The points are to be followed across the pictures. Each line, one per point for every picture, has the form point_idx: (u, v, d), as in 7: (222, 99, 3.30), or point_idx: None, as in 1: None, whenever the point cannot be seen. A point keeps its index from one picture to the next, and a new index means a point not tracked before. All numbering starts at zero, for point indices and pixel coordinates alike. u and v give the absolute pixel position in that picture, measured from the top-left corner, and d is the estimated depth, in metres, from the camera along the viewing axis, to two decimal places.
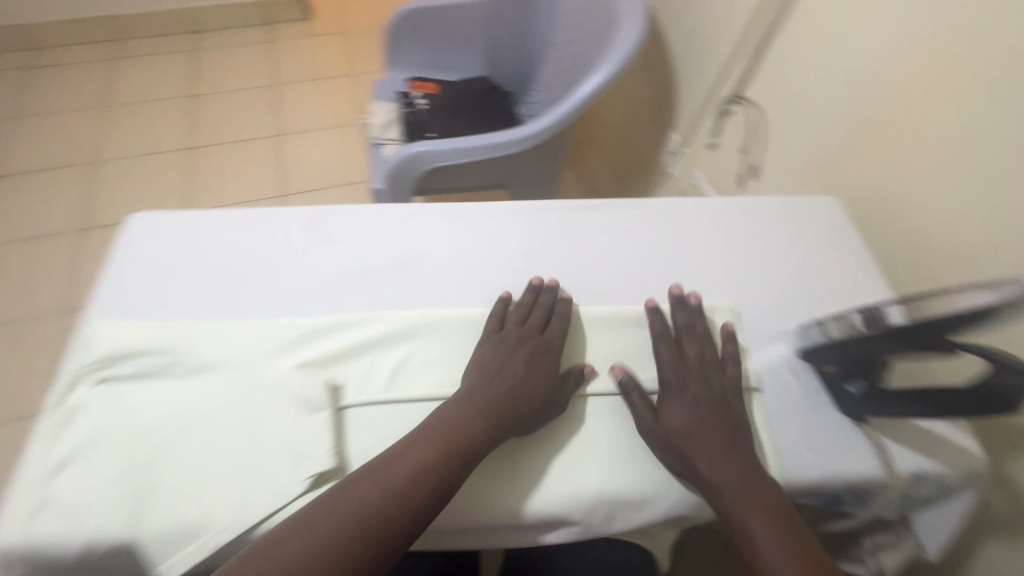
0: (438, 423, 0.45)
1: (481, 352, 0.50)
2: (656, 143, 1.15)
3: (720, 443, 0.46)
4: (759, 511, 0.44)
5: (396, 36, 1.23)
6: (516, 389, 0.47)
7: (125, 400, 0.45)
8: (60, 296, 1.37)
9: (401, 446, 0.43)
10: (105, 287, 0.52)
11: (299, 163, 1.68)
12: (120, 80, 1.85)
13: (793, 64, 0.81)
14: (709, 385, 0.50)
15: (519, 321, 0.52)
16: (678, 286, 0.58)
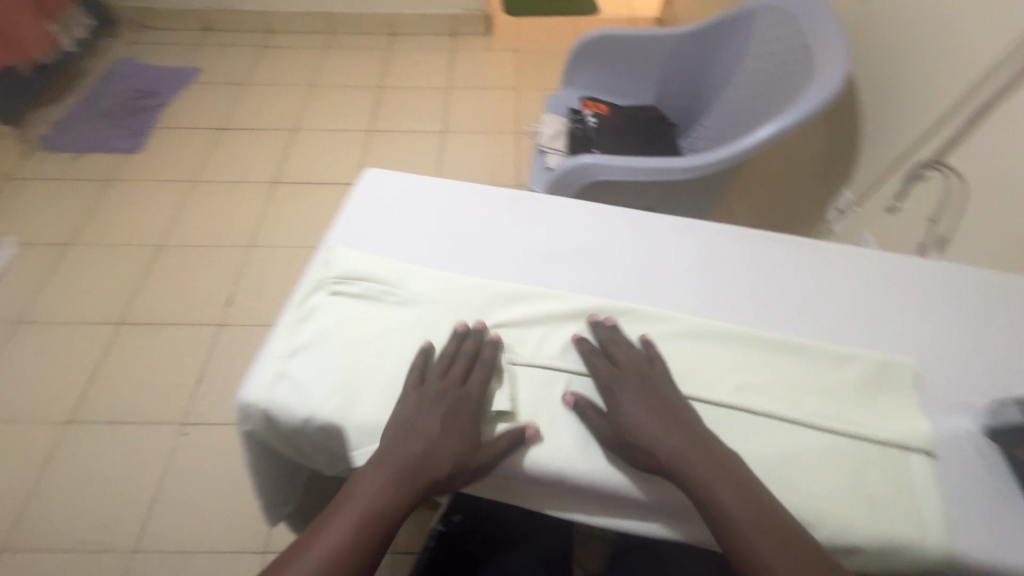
0: (356, 489, 0.44)
1: (399, 406, 0.48)
2: (822, 196, 1.11)
3: (654, 435, 0.46)
4: (720, 488, 0.43)
5: (578, 59, 1.32)
6: (432, 455, 0.45)
7: (349, 314, 0.54)
8: (247, 233, 1.62)
9: (341, 502, 0.44)
10: (342, 221, 0.63)
11: (454, 158, 1.84)
12: (327, 65, 2.16)
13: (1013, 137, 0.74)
14: (631, 383, 0.48)
15: (441, 375, 0.49)
16: (859, 331, 0.56)
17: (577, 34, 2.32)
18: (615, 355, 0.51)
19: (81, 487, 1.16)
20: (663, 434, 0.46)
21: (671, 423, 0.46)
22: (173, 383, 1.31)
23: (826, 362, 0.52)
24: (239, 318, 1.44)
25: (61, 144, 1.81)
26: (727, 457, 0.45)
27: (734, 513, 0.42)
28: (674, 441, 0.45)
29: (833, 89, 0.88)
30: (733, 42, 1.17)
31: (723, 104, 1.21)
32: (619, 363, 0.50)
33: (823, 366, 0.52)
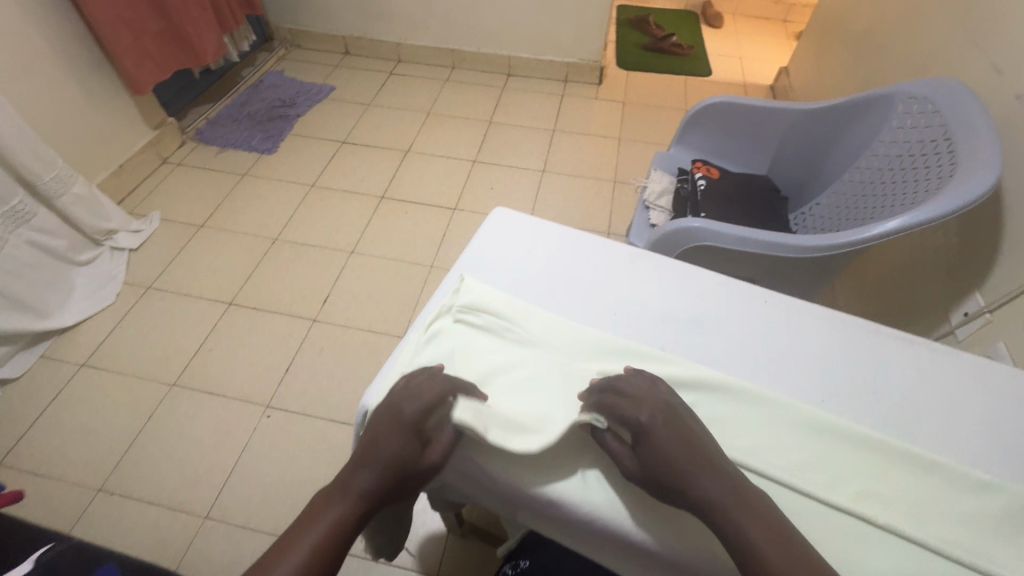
0: (323, 499, 0.46)
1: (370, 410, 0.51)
2: (949, 296, 1.03)
3: (690, 474, 0.45)
4: (754, 530, 0.42)
5: (694, 120, 1.32)
6: (376, 471, 0.47)
7: (468, 343, 0.57)
8: (350, 240, 1.74)
9: (320, 501, 0.47)
10: (470, 253, 0.67)
11: (550, 196, 1.90)
12: (445, 97, 2.32)
13: None
14: (660, 416, 0.47)
15: (405, 396, 0.49)
16: (1000, 460, 0.51)
17: (688, 93, 2.34)
18: (641, 389, 0.50)
19: (172, 446, 1.27)
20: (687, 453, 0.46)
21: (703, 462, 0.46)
22: (265, 367, 1.42)
23: (962, 488, 0.48)
24: (331, 316, 1.54)
25: (210, 138, 2.06)
26: (759, 501, 0.44)
27: (768, 563, 0.41)
28: (708, 485, 0.45)
29: (987, 187, 0.81)
30: (864, 123, 1.12)
31: (844, 188, 1.16)
32: (644, 396, 0.49)
33: (956, 491, 0.48)
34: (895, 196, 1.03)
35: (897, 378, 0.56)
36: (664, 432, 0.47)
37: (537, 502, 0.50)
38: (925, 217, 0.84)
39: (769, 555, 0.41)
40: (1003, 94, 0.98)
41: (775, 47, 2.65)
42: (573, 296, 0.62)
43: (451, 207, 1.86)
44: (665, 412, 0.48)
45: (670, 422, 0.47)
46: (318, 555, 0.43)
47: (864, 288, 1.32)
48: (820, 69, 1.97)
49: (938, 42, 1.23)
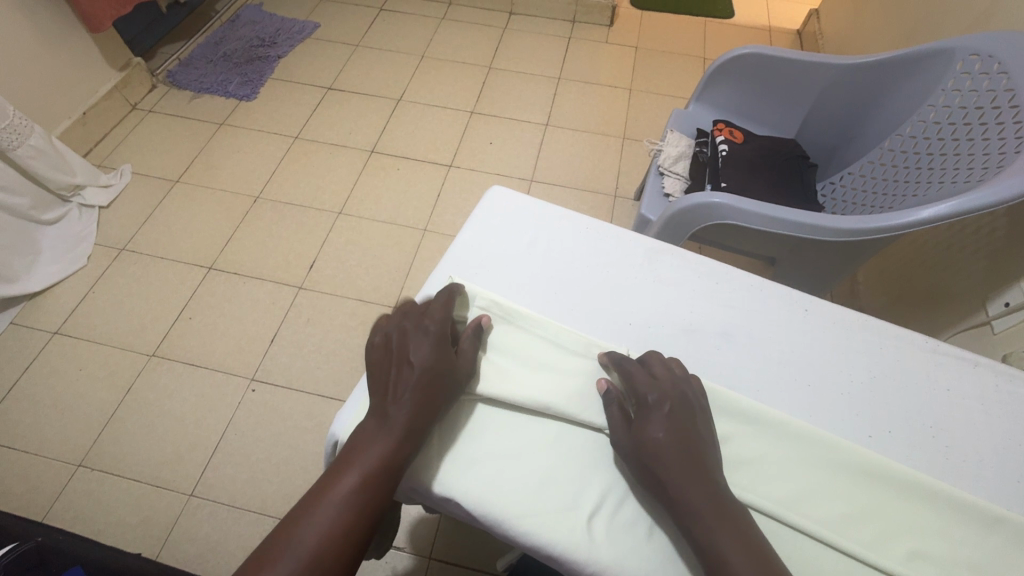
0: (363, 435, 0.42)
1: (397, 347, 0.47)
2: (985, 285, 0.95)
3: (687, 476, 0.42)
4: (733, 550, 0.38)
5: (717, 75, 1.18)
6: (421, 410, 0.44)
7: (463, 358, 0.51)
8: (338, 200, 1.62)
9: (356, 451, 0.41)
10: (468, 252, 0.59)
11: (554, 153, 1.75)
12: (440, 38, 2.12)
13: None
14: (663, 413, 0.45)
15: (432, 325, 0.48)
16: None
17: (707, 38, 2.13)
18: (645, 384, 0.47)
19: (154, 420, 1.22)
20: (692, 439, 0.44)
21: (697, 473, 0.42)
22: (249, 337, 1.35)
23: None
24: (318, 284, 1.44)
25: (184, 82, 1.89)
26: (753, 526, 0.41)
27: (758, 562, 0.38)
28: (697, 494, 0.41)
29: None
30: (914, 84, 0.99)
31: (883, 156, 1.04)
32: (655, 386, 0.46)
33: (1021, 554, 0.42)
34: (944, 170, 0.91)
35: (955, 413, 0.50)
36: (665, 436, 0.43)
37: (532, 551, 0.44)
38: (978, 202, 0.74)
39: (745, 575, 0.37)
40: None
41: None
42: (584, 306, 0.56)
43: (446, 164, 1.72)
44: (674, 405, 0.45)
45: (671, 420, 0.44)
46: (367, 495, 0.39)
47: (892, 269, 1.23)
48: (857, 11, 1.77)
49: None
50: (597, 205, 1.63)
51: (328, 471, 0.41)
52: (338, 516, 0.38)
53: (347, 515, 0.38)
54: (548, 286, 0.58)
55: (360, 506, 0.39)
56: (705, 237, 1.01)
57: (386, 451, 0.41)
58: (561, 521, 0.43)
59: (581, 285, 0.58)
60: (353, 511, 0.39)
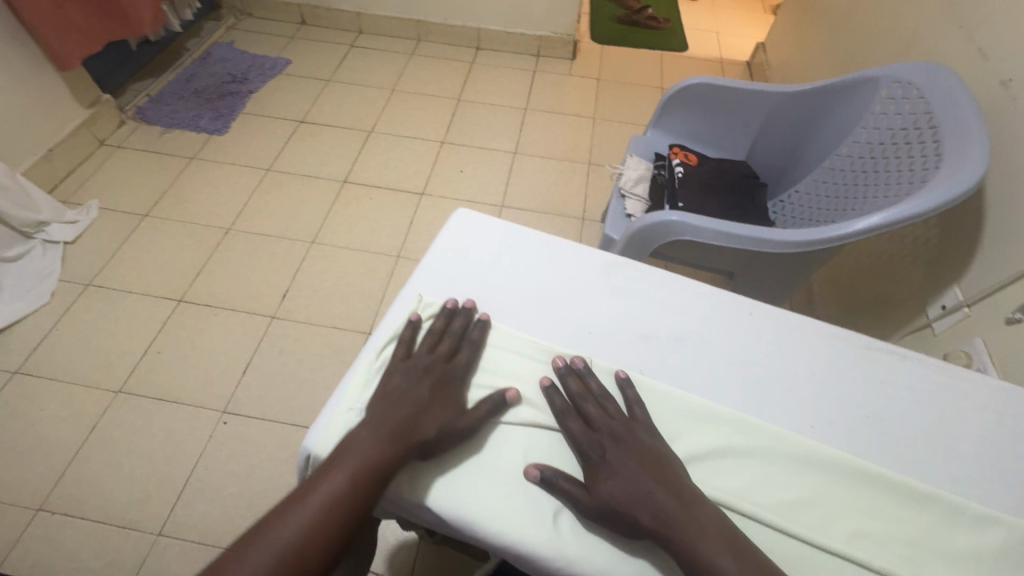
0: (355, 439, 0.46)
1: (400, 369, 0.52)
2: (924, 290, 1.02)
3: (648, 505, 0.44)
4: (725, 559, 0.41)
5: (671, 103, 1.25)
6: (411, 426, 0.47)
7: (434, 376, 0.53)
8: (311, 229, 1.64)
9: (349, 449, 0.46)
10: (437, 274, 0.62)
11: (523, 180, 1.82)
12: (410, 72, 2.19)
13: None
14: (608, 444, 0.48)
15: (435, 355, 0.53)
16: (979, 487, 0.50)
17: (664, 69, 2.26)
18: (584, 439, 0.49)
19: (119, 459, 1.18)
20: (637, 481, 0.45)
21: (651, 495, 0.44)
22: (220, 369, 1.33)
23: (959, 523, 0.46)
24: (292, 313, 1.44)
25: (154, 118, 1.90)
26: (717, 520, 0.44)
27: (719, 573, 0.41)
28: (657, 513, 0.44)
29: (973, 181, 0.77)
30: (848, 108, 1.08)
31: (825, 174, 1.12)
32: (597, 437, 0.49)
33: (951, 526, 0.46)
34: (877, 185, 0.99)
35: (889, 401, 0.54)
36: (613, 486, 0.45)
37: (503, 553, 0.45)
38: (907, 211, 0.81)
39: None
40: (989, 80, 0.96)
41: (752, 21, 2.57)
42: (548, 320, 0.59)
43: (417, 192, 1.76)
44: (618, 452, 0.47)
45: (617, 468, 0.46)
46: (353, 494, 0.44)
47: (841, 279, 1.30)
48: (798, 45, 1.92)
49: (925, 19, 1.20)
50: (566, 228, 1.68)
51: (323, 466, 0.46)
52: (302, 533, 0.42)
53: (307, 536, 0.42)
54: (515, 302, 0.60)
55: (325, 526, 0.42)
56: (666, 253, 1.07)
57: (374, 453, 0.45)
58: (529, 522, 0.45)
59: (545, 299, 0.61)
60: (340, 505, 0.43)
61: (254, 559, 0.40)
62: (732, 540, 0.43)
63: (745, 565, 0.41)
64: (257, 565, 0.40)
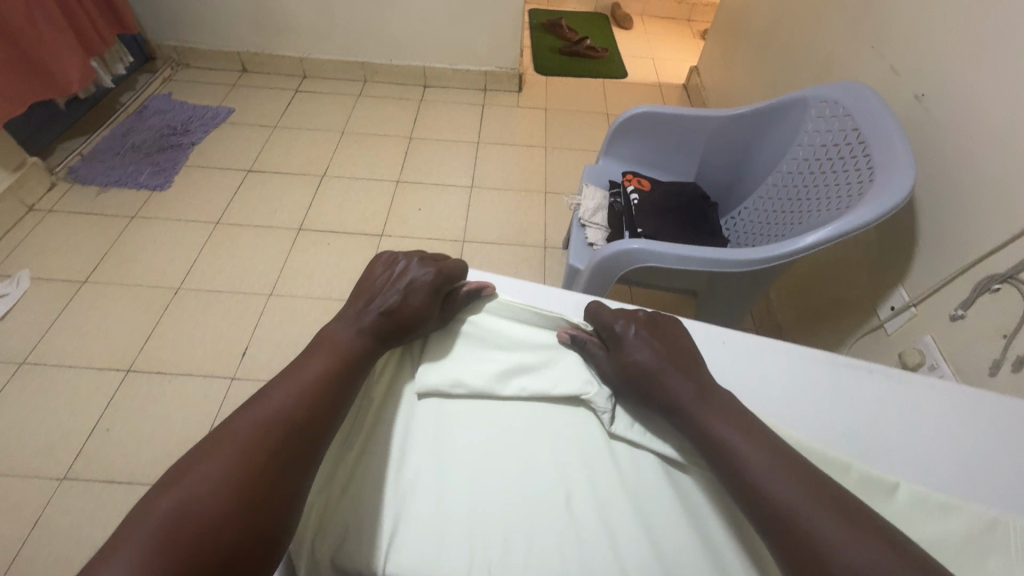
0: (344, 330, 0.62)
1: (377, 277, 0.68)
2: (871, 294, 1.09)
3: (670, 385, 0.60)
4: (733, 433, 0.54)
5: (620, 131, 1.29)
6: (389, 318, 0.64)
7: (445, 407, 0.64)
8: (268, 280, 1.58)
9: (335, 344, 0.60)
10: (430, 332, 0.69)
11: (483, 213, 1.83)
12: (359, 113, 2.19)
13: None
14: (647, 349, 0.63)
15: (411, 264, 0.69)
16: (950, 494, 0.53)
17: (607, 96, 2.35)
18: (615, 323, 0.66)
19: (70, 554, 1.08)
20: (663, 363, 0.61)
21: (671, 368, 0.61)
22: (180, 440, 1.24)
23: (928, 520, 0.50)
24: (253, 371, 1.38)
25: (89, 177, 1.80)
26: (724, 398, 0.58)
27: (731, 445, 0.53)
28: (681, 389, 0.59)
29: (904, 195, 0.83)
30: (784, 128, 1.15)
31: (770, 192, 1.18)
32: (628, 327, 0.65)
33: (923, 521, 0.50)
34: (818, 199, 1.06)
35: (857, 412, 0.59)
36: (642, 359, 0.62)
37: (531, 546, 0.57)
38: (847, 227, 0.86)
39: (741, 446, 0.52)
40: (903, 94, 1.06)
41: (683, 46, 2.72)
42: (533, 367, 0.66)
43: (376, 233, 1.74)
44: (647, 336, 0.64)
45: (647, 346, 0.63)
46: (332, 379, 0.56)
47: (795, 286, 1.37)
48: (728, 67, 2.04)
49: (838, 44, 1.31)
50: (529, 257, 1.70)
51: (308, 357, 0.58)
52: (279, 407, 0.51)
53: (284, 409, 0.51)
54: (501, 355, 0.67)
55: (301, 402, 0.53)
56: (631, 279, 1.09)
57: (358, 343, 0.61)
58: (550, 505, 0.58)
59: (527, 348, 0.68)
60: (326, 383, 0.56)
61: (243, 420, 0.50)
62: (741, 418, 0.56)
63: (755, 436, 0.53)
64: (244, 425, 0.50)
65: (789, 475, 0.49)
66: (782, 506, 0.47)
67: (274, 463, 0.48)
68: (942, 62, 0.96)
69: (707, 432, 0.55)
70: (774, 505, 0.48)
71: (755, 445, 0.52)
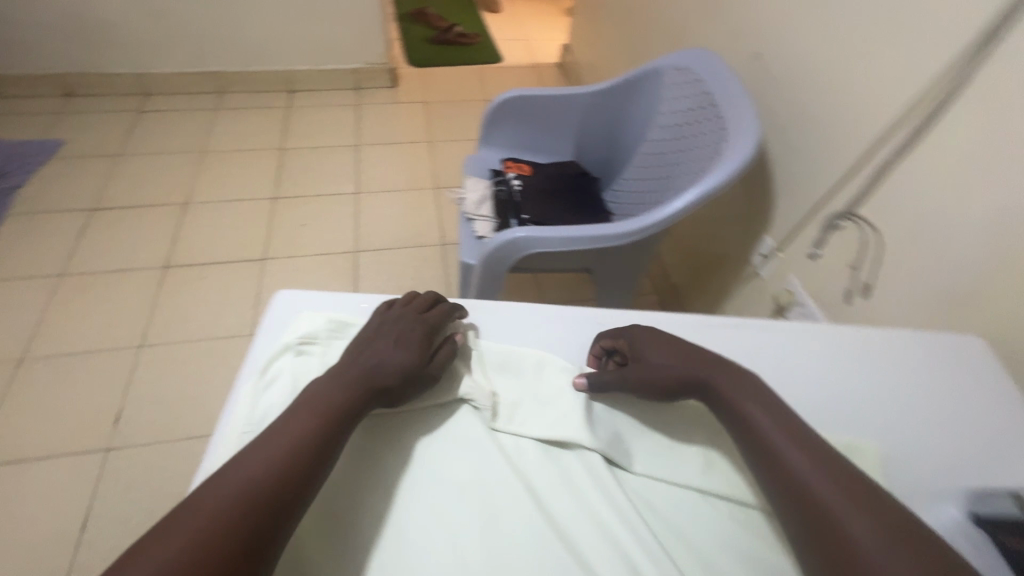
0: (321, 384, 0.50)
1: (368, 322, 0.57)
2: (744, 245, 1.17)
3: (698, 382, 0.56)
4: (768, 426, 0.51)
5: (494, 117, 1.27)
6: (373, 374, 0.51)
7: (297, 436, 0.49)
8: (136, 331, 1.40)
9: (298, 401, 0.49)
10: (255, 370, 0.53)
11: (374, 219, 1.74)
12: (219, 129, 1.98)
13: (910, 181, 0.79)
14: (662, 351, 0.58)
15: (409, 308, 0.58)
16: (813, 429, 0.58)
17: (486, 83, 2.32)
18: (628, 330, 0.61)
19: None
20: (680, 360, 0.57)
21: (694, 366, 0.56)
22: (51, 536, 1.07)
23: None
24: (131, 437, 1.21)
25: None
26: (758, 390, 0.54)
27: (767, 441, 0.50)
28: (713, 383, 0.55)
29: (747, 153, 0.89)
30: (645, 100, 1.18)
31: (642, 160, 1.22)
32: (634, 331, 0.60)
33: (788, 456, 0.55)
34: (681, 163, 1.10)
35: None
36: (663, 360, 0.57)
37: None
38: (705, 189, 0.90)
39: (782, 442, 0.50)
40: (744, 54, 1.12)
41: (553, 25, 2.75)
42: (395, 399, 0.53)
43: (257, 258, 1.59)
44: (668, 339, 0.59)
45: (668, 346, 0.58)
46: (304, 445, 0.45)
47: (681, 248, 1.44)
48: (595, 43, 2.08)
49: (686, 11, 1.37)
50: (429, 258, 1.64)
51: (283, 413, 0.48)
52: (252, 471, 0.43)
53: (259, 475, 0.43)
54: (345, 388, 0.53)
55: (271, 470, 0.43)
56: (524, 267, 1.08)
57: (335, 402, 0.48)
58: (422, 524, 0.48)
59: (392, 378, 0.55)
60: (295, 453, 0.45)
61: (210, 491, 0.41)
62: (779, 415, 0.52)
63: (791, 430, 0.51)
64: (213, 495, 0.41)
65: (820, 469, 0.48)
66: (824, 501, 0.46)
67: (246, 528, 0.40)
68: (773, 20, 1.03)
69: (753, 433, 0.51)
70: (816, 503, 0.46)
71: (787, 439, 0.50)
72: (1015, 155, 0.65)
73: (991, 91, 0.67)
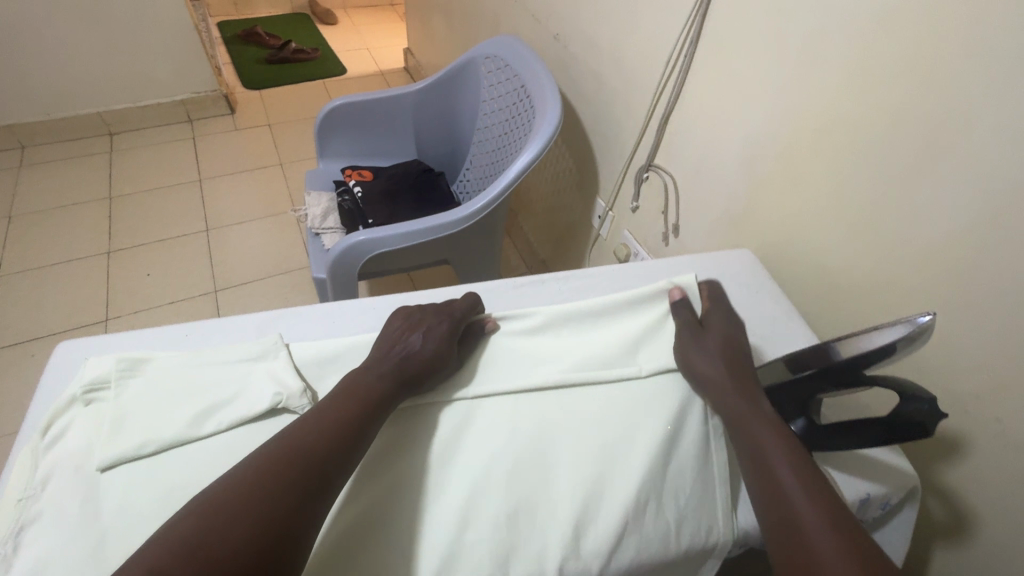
0: (364, 367, 0.57)
1: (395, 321, 0.64)
2: (585, 211, 1.26)
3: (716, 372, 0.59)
4: (773, 442, 0.52)
5: (324, 130, 1.26)
6: (405, 362, 0.58)
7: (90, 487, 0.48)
8: None
9: (341, 384, 0.55)
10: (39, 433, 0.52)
11: (232, 254, 1.64)
12: (28, 188, 1.75)
13: (684, 127, 0.89)
14: (714, 333, 0.63)
15: (442, 308, 0.65)
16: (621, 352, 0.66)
17: (332, 95, 2.26)
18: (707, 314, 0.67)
19: None
20: (722, 343, 0.62)
21: (731, 359, 0.60)
22: None
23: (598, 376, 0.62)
24: None
25: None
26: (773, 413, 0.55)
27: (766, 453, 0.52)
28: (727, 381, 0.58)
29: (555, 123, 0.96)
30: (466, 91, 1.23)
31: (476, 148, 1.27)
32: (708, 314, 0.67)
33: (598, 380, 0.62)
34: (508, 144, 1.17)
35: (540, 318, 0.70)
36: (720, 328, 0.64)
37: None
38: (524, 162, 0.96)
39: (775, 450, 0.51)
40: (547, 36, 1.20)
41: (395, 30, 2.74)
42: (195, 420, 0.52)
43: (99, 320, 1.44)
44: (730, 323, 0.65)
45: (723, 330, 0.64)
46: (351, 426, 0.51)
47: (539, 225, 1.51)
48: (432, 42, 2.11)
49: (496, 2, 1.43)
50: (298, 282, 1.58)
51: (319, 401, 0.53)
52: (298, 440, 0.48)
53: (303, 443, 0.48)
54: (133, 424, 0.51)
55: (312, 444, 0.48)
56: (377, 271, 1.08)
57: (373, 387, 0.55)
58: None
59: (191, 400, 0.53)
60: (340, 430, 0.50)
61: (265, 443, 0.47)
62: (786, 433, 0.53)
63: (793, 447, 0.52)
64: (264, 447, 0.47)
65: (802, 485, 0.48)
66: (795, 512, 0.47)
67: (287, 485, 0.44)
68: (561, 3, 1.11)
69: (757, 445, 0.52)
70: (787, 513, 0.47)
71: (783, 452, 0.51)
72: (745, 95, 0.77)
73: (719, 43, 0.78)
